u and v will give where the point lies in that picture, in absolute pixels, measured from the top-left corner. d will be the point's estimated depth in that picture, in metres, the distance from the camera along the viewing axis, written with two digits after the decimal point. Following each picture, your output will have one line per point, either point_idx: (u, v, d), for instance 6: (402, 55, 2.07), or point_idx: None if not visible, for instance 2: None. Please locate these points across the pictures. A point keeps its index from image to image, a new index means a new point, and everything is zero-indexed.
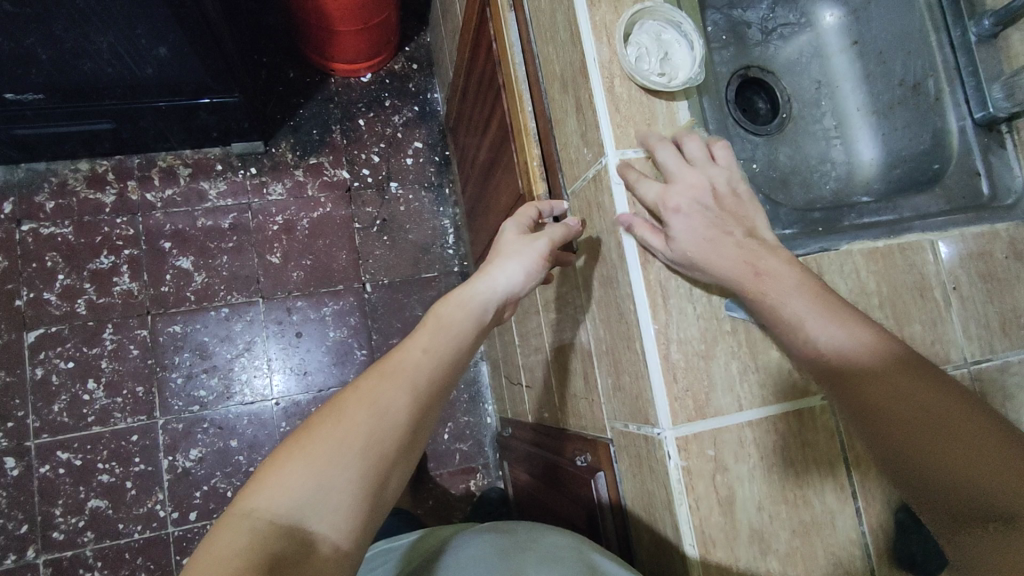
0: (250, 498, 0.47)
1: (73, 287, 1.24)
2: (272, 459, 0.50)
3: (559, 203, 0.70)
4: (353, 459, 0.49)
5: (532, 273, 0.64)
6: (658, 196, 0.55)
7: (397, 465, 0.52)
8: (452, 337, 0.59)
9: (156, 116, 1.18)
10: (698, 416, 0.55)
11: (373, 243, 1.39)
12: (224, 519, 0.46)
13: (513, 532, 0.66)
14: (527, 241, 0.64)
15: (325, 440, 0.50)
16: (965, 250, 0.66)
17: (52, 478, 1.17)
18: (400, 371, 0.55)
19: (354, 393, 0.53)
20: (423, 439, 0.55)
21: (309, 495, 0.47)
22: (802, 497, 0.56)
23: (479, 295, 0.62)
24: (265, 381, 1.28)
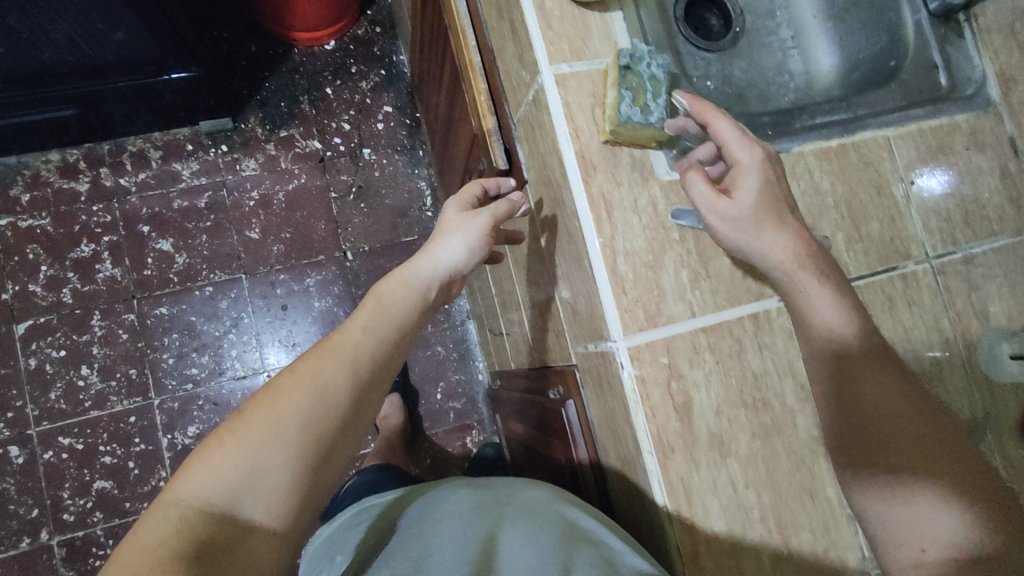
0: (180, 482, 0.45)
1: (57, 277, 1.25)
2: (204, 444, 0.47)
3: (506, 179, 0.72)
4: (289, 441, 0.47)
5: (474, 248, 0.65)
6: (736, 139, 0.51)
7: (340, 445, 0.51)
8: (393, 317, 0.59)
9: (119, 98, 1.17)
10: (649, 325, 0.54)
11: (351, 211, 1.39)
12: (153, 507, 0.44)
13: (497, 491, 0.65)
14: (468, 217, 0.66)
15: (261, 421, 0.47)
16: (922, 144, 0.64)
17: (56, 463, 1.20)
18: (339, 351, 0.54)
19: (291, 373, 0.51)
20: (368, 417, 0.54)
21: (241, 478, 0.45)
22: (761, 399, 0.56)
23: (421, 272, 0.63)
24: (256, 355, 1.30)
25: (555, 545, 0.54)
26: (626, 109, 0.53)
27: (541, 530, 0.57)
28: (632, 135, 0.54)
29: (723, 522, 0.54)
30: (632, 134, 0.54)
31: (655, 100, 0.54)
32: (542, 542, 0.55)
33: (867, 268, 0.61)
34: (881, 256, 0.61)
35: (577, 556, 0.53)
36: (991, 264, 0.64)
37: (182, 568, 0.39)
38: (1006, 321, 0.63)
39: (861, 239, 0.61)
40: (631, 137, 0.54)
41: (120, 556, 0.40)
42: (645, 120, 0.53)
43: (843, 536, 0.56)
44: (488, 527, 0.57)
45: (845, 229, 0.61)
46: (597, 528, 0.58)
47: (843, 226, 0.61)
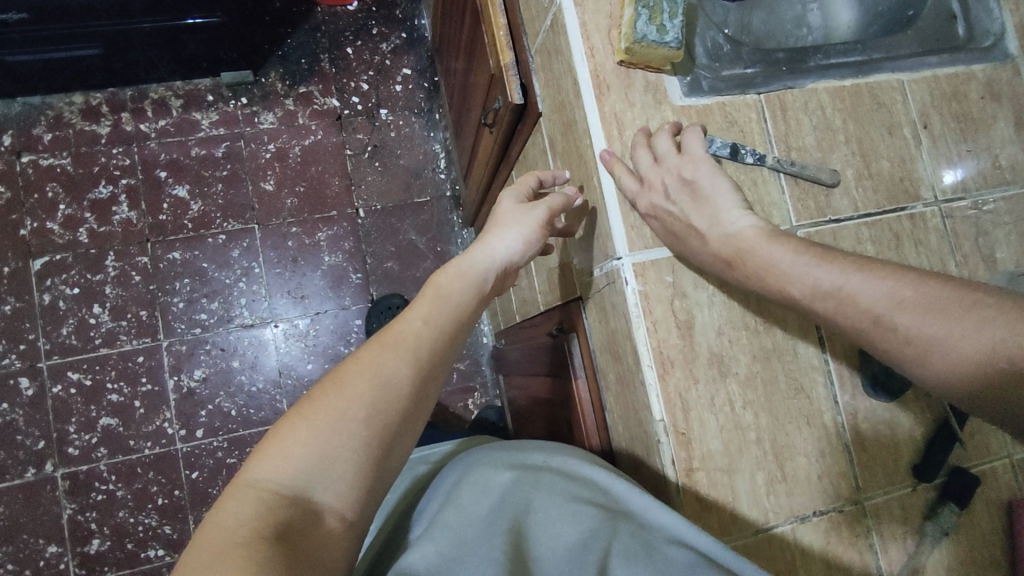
0: (254, 467, 0.45)
1: (75, 216, 1.27)
2: (275, 431, 0.48)
3: (563, 172, 0.67)
4: (357, 429, 0.47)
5: (530, 241, 0.63)
6: (633, 189, 0.53)
7: (403, 437, 0.51)
8: (452, 307, 0.58)
9: (143, 40, 1.18)
10: (656, 243, 0.55)
11: (365, 169, 1.40)
12: (231, 488, 0.44)
13: (528, 450, 0.58)
14: (525, 210, 0.63)
15: (328, 410, 0.47)
16: (937, 89, 0.64)
17: (65, 398, 1.22)
18: (401, 340, 0.53)
19: (356, 362, 0.51)
20: (427, 408, 0.54)
21: (313, 463, 0.46)
22: (763, 323, 0.57)
23: (477, 263, 0.61)
24: (265, 305, 1.31)
25: (589, 513, 0.47)
26: (641, 29, 0.53)
27: (578, 499, 0.49)
28: (646, 55, 0.55)
29: (719, 439, 0.54)
30: (647, 54, 0.55)
31: (671, 20, 0.54)
32: (580, 513, 0.48)
33: (876, 206, 0.61)
34: (889, 195, 0.62)
35: (618, 530, 0.46)
36: (1001, 212, 0.64)
37: (263, 549, 0.40)
38: (1014, 269, 0.63)
39: (871, 177, 0.61)
40: (646, 57, 0.55)
41: (202, 535, 0.40)
42: (659, 40, 0.54)
43: (838, 463, 0.57)
44: (521, 495, 0.51)
45: (855, 166, 0.61)
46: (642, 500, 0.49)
47: (853, 163, 0.61)
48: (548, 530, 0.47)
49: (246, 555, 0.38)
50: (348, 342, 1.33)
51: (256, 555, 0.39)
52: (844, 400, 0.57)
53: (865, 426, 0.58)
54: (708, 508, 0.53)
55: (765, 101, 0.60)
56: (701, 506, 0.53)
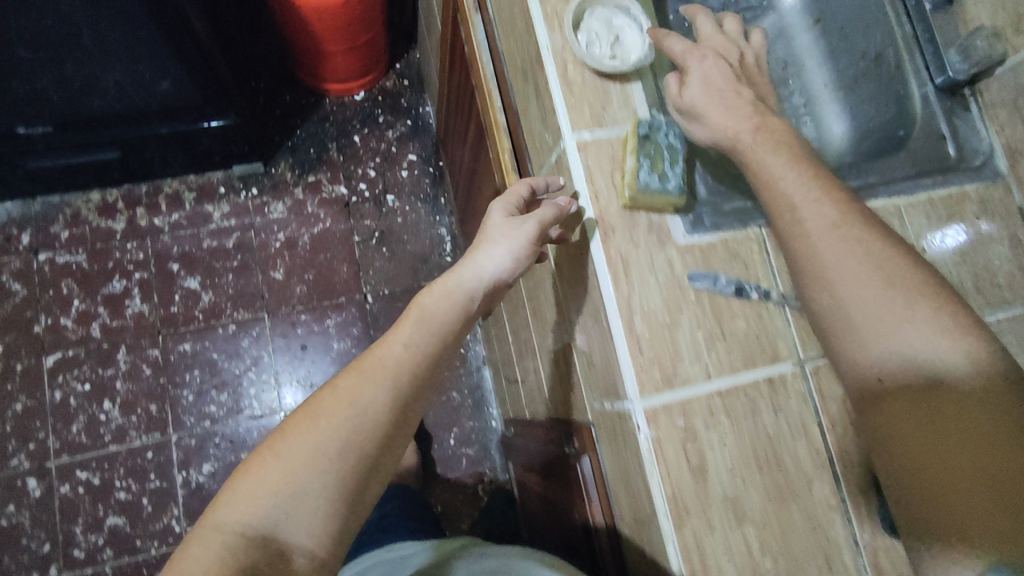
0: (223, 505, 0.47)
1: (88, 312, 1.29)
2: (247, 467, 0.49)
3: (556, 179, 0.64)
4: (328, 465, 0.49)
5: (521, 258, 0.61)
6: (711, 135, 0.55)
7: (377, 470, 0.51)
8: (435, 330, 0.57)
9: (159, 142, 1.23)
10: (666, 386, 0.56)
11: (373, 255, 1.43)
12: (202, 525, 0.46)
13: (495, 556, 0.59)
14: (514, 223, 0.61)
15: (298, 447, 0.49)
16: (932, 211, 0.66)
17: (73, 497, 1.21)
18: (378, 368, 0.54)
19: (331, 393, 0.52)
20: (405, 436, 0.54)
21: (281, 501, 0.47)
22: (776, 462, 0.56)
23: (464, 282, 0.60)
24: (274, 394, 1.32)
25: None
26: (644, 178, 0.56)
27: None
28: (650, 201, 0.57)
29: None
30: (651, 200, 0.57)
31: (671, 167, 0.57)
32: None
33: None
34: None
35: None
36: (1005, 332, 0.64)
37: None
38: None
39: None
40: (650, 203, 0.57)
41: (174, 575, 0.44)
42: (662, 187, 0.56)
43: None
44: None
45: None
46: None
47: None
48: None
49: None
50: None
51: None
52: (864, 539, 0.56)
53: (886, 564, 0.56)
54: None
55: (767, 235, 0.62)
56: None
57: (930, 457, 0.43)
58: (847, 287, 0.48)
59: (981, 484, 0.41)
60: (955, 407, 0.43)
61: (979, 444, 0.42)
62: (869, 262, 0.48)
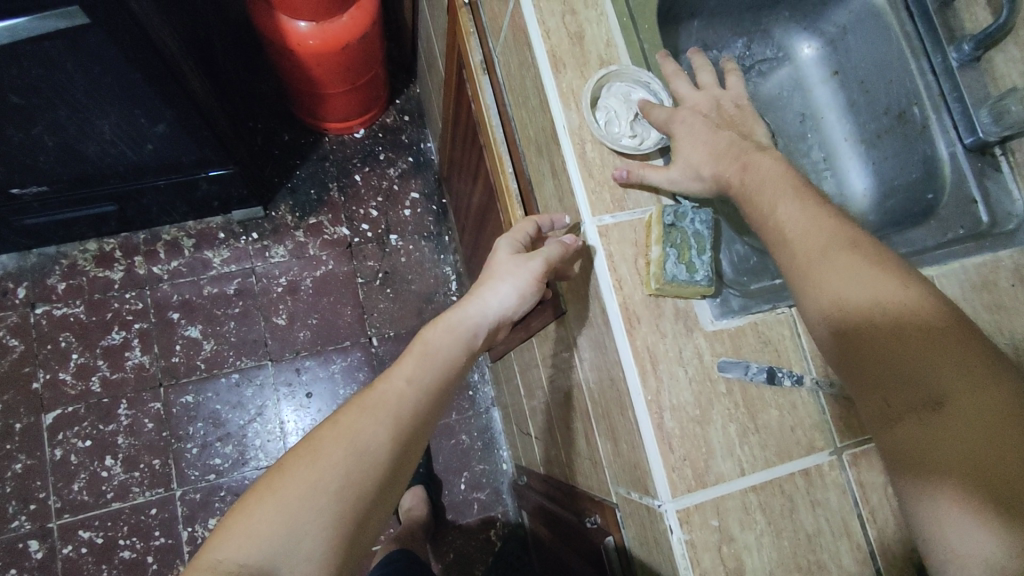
0: (215, 546, 0.45)
1: (87, 365, 1.26)
2: (243, 504, 0.48)
3: (560, 216, 0.63)
4: (327, 500, 0.48)
5: (526, 295, 0.63)
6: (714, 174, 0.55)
7: (377, 506, 0.51)
8: (438, 366, 0.58)
9: (156, 192, 1.20)
10: (699, 484, 0.53)
11: (377, 296, 1.40)
12: (195, 563, 0.45)
13: None
14: (520, 261, 0.62)
15: (297, 483, 0.47)
16: (967, 282, 0.64)
17: (75, 558, 1.18)
18: (381, 404, 0.53)
19: (333, 428, 0.51)
20: (405, 471, 0.54)
21: (279, 538, 0.45)
22: (816, 561, 0.54)
23: (469, 317, 0.61)
24: (280, 444, 1.29)
25: None
26: (671, 271, 0.53)
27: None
28: (676, 292, 0.55)
29: None
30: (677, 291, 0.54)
31: (699, 256, 0.54)
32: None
33: None
34: None
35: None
36: None
37: None
38: None
39: None
40: (675, 293, 0.55)
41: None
42: (690, 279, 0.53)
43: None
44: None
45: None
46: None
47: None
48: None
49: None
50: None
51: None
52: None
53: None
54: None
55: (798, 315, 0.59)
56: None
57: (915, 428, 0.41)
58: (832, 281, 0.46)
59: (967, 451, 0.39)
60: (933, 376, 0.41)
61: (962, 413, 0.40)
62: (860, 259, 0.47)
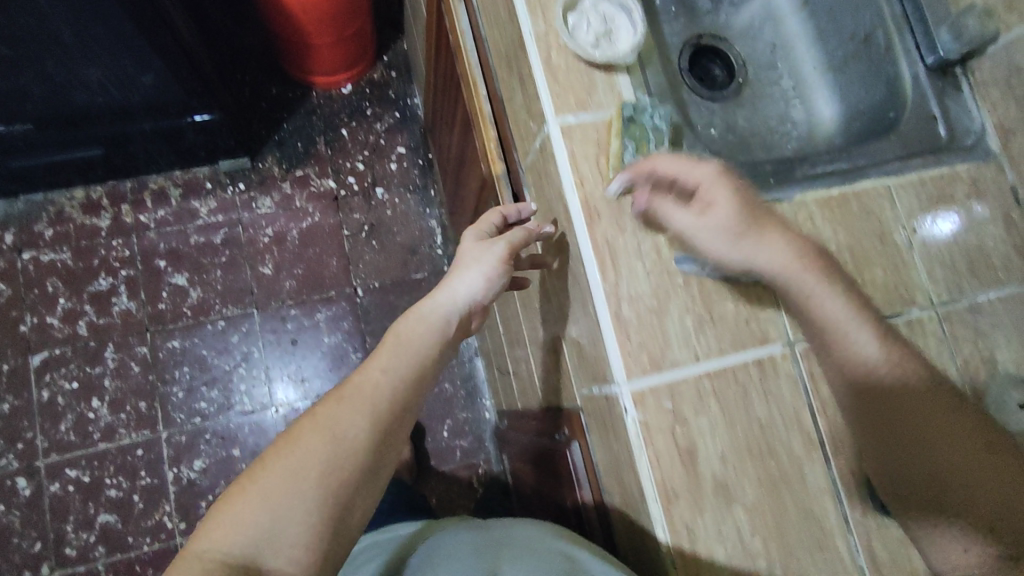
0: (205, 534, 0.45)
1: (74, 310, 1.28)
2: (229, 495, 0.47)
3: (526, 207, 0.67)
4: (308, 488, 0.47)
5: (493, 277, 0.62)
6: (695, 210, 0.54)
7: (364, 489, 0.50)
8: (414, 354, 0.56)
9: (144, 138, 1.21)
10: (654, 369, 0.55)
11: (363, 248, 1.41)
12: (186, 553, 0.44)
13: (505, 528, 0.60)
14: (484, 246, 0.63)
15: (279, 473, 0.47)
16: (923, 192, 0.65)
17: (62, 496, 1.20)
18: (357, 394, 0.52)
19: (311, 419, 0.50)
20: (392, 456, 0.52)
21: (263, 525, 0.45)
22: (767, 447, 0.56)
23: (441, 306, 0.60)
24: (265, 390, 1.31)
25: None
26: (630, 160, 0.56)
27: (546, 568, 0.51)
28: (634, 184, 0.57)
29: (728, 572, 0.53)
30: (636, 183, 0.57)
31: (657, 150, 0.57)
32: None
33: None
34: (884, 303, 0.62)
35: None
36: (997, 312, 0.64)
37: None
38: (1014, 369, 0.63)
39: (865, 286, 0.62)
40: (634, 185, 0.58)
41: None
42: None
43: None
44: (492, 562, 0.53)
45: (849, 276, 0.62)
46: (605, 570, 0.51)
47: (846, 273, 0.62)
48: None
49: None
50: None
51: None
52: (856, 523, 0.56)
53: (880, 547, 0.56)
54: None
55: None
56: None
57: (927, 474, 0.50)
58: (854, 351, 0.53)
59: (971, 495, 0.49)
60: (939, 433, 0.50)
61: (967, 467, 0.49)
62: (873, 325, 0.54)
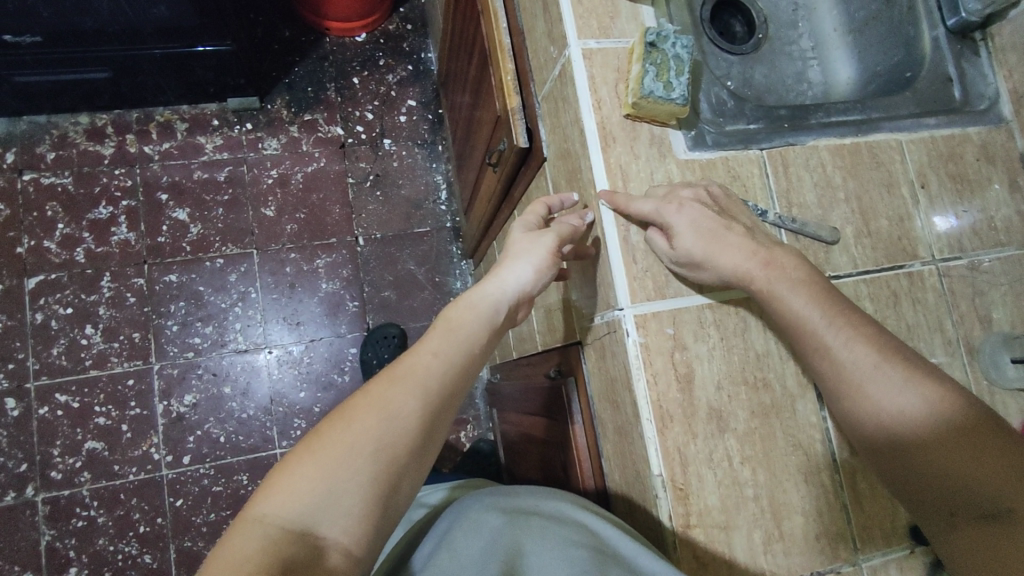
0: (260, 501, 0.42)
1: (72, 236, 1.27)
2: (282, 465, 0.44)
3: (570, 194, 0.63)
4: (364, 462, 0.44)
5: (542, 270, 0.58)
6: (653, 206, 0.53)
7: (412, 470, 0.47)
8: (464, 340, 0.53)
9: (152, 64, 1.17)
10: (657, 295, 0.56)
11: (367, 198, 1.41)
12: (238, 523, 0.41)
13: (522, 495, 0.55)
14: (532, 236, 0.59)
15: (335, 444, 0.44)
16: (934, 150, 0.66)
17: (51, 420, 1.20)
18: (410, 373, 0.49)
19: (364, 395, 0.48)
20: (438, 440, 0.49)
21: (319, 498, 0.42)
22: (762, 379, 0.57)
23: (488, 295, 0.56)
24: (260, 330, 1.30)
25: (583, 556, 0.45)
26: (647, 87, 0.55)
27: (570, 543, 0.46)
28: (651, 111, 0.57)
29: (716, 496, 0.54)
30: (652, 110, 0.57)
31: (677, 77, 0.56)
32: (570, 558, 0.45)
33: (873, 263, 0.62)
34: (888, 253, 0.63)
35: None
36: (996, 273, 0.65)
37: None
38: (1009, 329, 0.64)
39: (869, 235, 0.63)
40: (651, 113, 0.57)
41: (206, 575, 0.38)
42: (666, 96, 0.55)
43: (835, 523, 0.56)
44: (513, 534, 0.48)
45: (854, 224, 0.63)
46: (634, 547, 0.46)
47: (852, 221, 0.63)
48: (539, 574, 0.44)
49: None
50: (341, 371, 1.32)
51: None
52: (842, 459, 0.57)
53: (862, 483, 0.57)
54: (704, 565, 0.53)
55: (767, 157, 0.62)
56: (697, 564, 0.53)
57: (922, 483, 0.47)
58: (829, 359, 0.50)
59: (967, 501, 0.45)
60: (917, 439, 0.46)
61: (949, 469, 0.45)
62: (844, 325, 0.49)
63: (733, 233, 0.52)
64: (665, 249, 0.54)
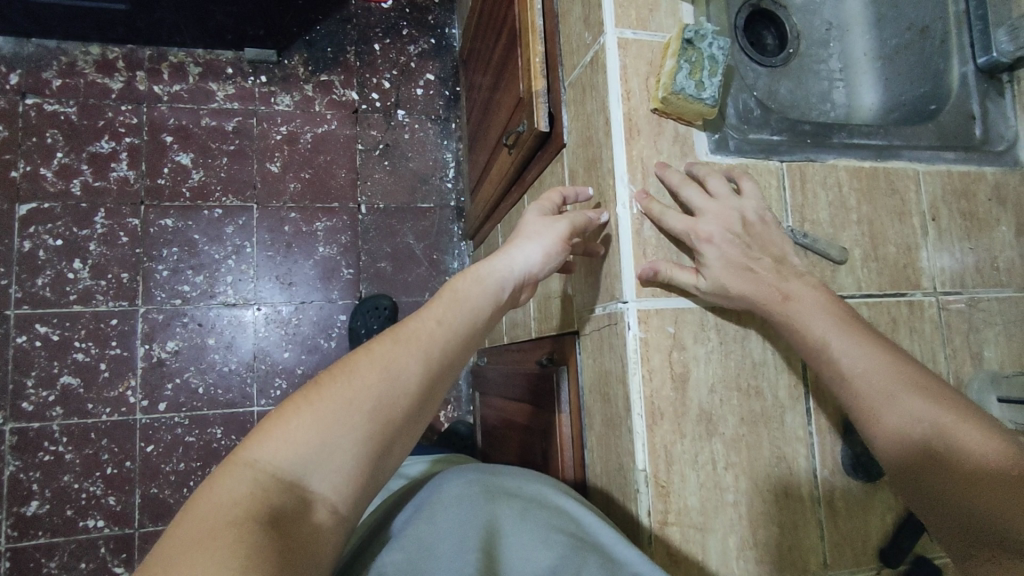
0: (253, 446, 0.42)
1: (70, 167, 1.24)
2: (278, 413, 0.44)
3: (586, 188, 0.62)
4: (359, 421, 0.44)
5: (551, 254, 0.58)
6: (685, 225, 0.54)
7: (404, 434, 0.47)
8: (469, 313, 0.53)
9: (173, 3, 1.15)
10: (663, 293, 0.56)
11: (374, 166, 1.39)
12: (227, 466, 0.41)
13: (504, 474, 0.55)
14: (545, 221, 0.58)
15: (334, 398, 0.44)
16: (948, 184, 0.67)
17: (28, 349, 1.18)
18: (414, 338, 0.49)
19: (366, 354, 0.47)
20: (432, 409, 0.49)
21: (312, 451, 0.42)
22: (755, 388, 0.57)
23: (495, 272, 0.56)
24: (251, 286, 1.29)
25: (563, 543, 0.45)
26: (679, 83, 0.55)
27: (550, 527, 0.47)
28: (678, 108, 0.57)
29: (697, 497, 0.54)
30: (679, 108, 0.57)
31: (710, 78, 0.56)
32: (550, 543, 0.45)
33: (876, 288, 0.63)
34: (891, 280, 0.63)
35: (583, 562, 0.43)
36: (993, 312, 0.66)
37: (254, 531, 0.36)
38: (997, 368, 0.65)
39: (876, 259, 0.63)
40: (678, 110, 0.57)
41: (190, 514, 0.37)
42: (696, 95, 0.55)
43: (808, 537, 0.57)
44: (493, 518, 0.47)
45: (862, 247, 0.63)
46: (615, 538, 0.46)
47: (861, 243, 0.63)
48: (515, 558, 0.44)
49: (234, 544, 0.35)
50: (329, 336, 1.31)
51: (246, 539, 0.35)
52: (821, 475, 0.58)
53: (839, 502, 0.58)
54: (676, 563, 0.53)
55: (786, 170, 0.62)
56: (670, 560, 0.53)
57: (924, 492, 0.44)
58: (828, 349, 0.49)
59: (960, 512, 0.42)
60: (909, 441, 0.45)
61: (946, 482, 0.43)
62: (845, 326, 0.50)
63: (761, 267, 0.52)
64: (692, 284, 0.54)
